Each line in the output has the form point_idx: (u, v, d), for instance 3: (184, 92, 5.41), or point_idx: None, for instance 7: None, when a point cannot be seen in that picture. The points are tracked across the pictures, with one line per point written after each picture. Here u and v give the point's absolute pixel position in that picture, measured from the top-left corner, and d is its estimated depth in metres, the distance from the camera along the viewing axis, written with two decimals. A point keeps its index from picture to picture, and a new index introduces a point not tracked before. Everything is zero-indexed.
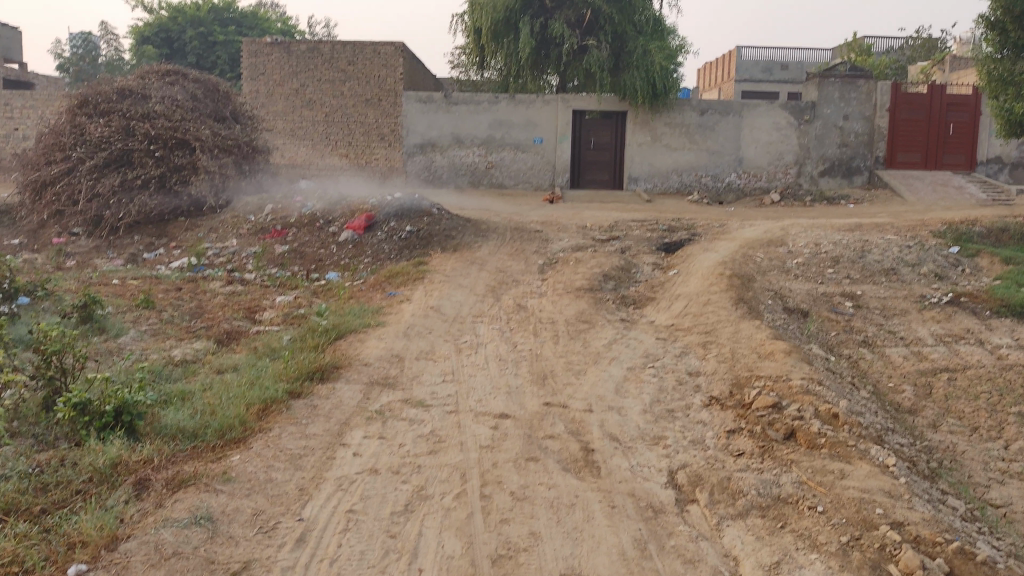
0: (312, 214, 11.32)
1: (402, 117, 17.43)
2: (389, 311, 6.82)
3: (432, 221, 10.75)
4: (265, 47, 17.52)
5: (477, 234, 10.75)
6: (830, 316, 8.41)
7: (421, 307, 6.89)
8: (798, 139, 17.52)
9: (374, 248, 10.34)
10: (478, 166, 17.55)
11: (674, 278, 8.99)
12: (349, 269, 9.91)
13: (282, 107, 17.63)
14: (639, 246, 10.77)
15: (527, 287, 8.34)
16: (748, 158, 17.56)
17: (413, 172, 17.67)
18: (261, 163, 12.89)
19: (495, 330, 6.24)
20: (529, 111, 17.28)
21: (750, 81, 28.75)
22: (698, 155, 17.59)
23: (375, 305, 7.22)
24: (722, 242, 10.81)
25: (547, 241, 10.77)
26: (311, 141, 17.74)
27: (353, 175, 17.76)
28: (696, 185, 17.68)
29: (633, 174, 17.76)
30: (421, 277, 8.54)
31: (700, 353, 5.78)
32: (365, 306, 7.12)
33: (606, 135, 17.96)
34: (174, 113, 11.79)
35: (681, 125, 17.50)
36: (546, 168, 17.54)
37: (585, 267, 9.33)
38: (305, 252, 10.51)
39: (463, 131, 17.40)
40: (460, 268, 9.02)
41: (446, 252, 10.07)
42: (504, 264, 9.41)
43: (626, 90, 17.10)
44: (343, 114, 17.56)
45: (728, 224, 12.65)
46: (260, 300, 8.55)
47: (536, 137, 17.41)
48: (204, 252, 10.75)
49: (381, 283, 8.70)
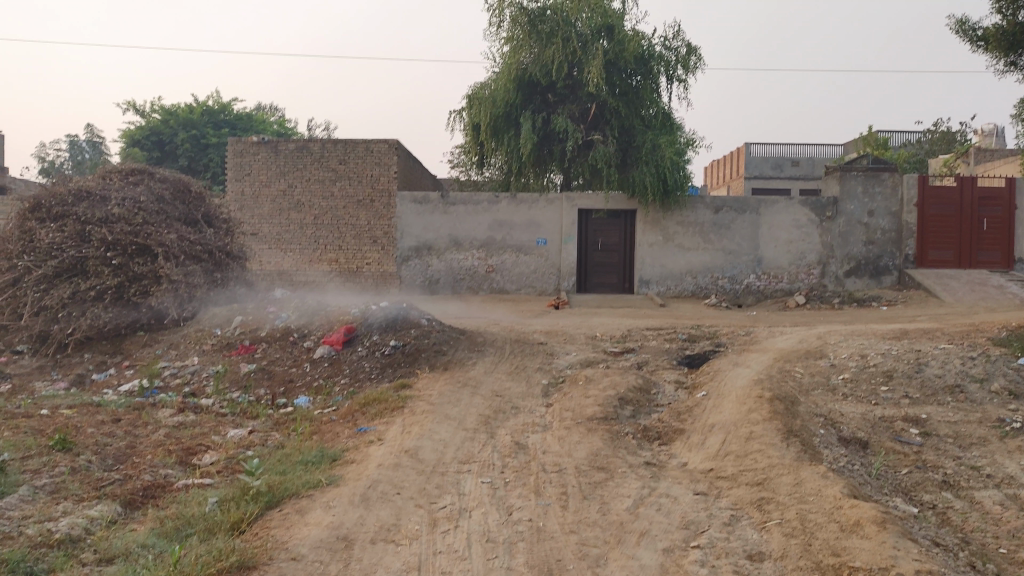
0: (286, 326, 10.05)
1: (396, 219, 16.32)
2: (354, 456, 5.42)
3: (421, 334, 9.44)
4: (252, 145, 16.51)
5: (472, 348, 9.41)
6: (895, 447, 6.98)
7: (394, 449, 5.50)
8: (820, 238, 16.38)
9: (354, 366, 9.03)
10: (477, 270, 16.34)
11: (701, 399, 7.60)
12: (322, 392, 8.57)
13: (268, 209, 16.54)
14: (657, 360, 9.41)
15: (530, 416, 6.96)
16: (767, 258, 16.39)
17: (408, 277, 16.44)
18: (235, 271, 11.67)
19: (485, 485, 4.83)
20: (532, 211, 16.20)
21: (760, 178, 27.94)
22: (714, 256, 16.38)
23: (338, 447, 5.83)
24: (753, 354, 9.46)
25: (552, 355, 9.45)
26: (298, 246, 16.55)
27: (343, 282, 16.50)
28: (713, 288, 16.40)
29: (644, 277, 16.51)
30: (402, 403, 7.18)
31: (756, 520, 4.36)
32: (324, 449, 5.73)
33: (614, 236, 16.83)
34: (136, 216, 10.67)
35: (694, 224, 16.36)
36: (551, 271, 16.33)
37: (597, 388, 7.97)
38: (274, 371, 9.19)
39: (462, 233, 16.28)
40: (451, 391, 7.66)
41: (436, 370, 8.73)
42: (503, 385, 8.05)
43: (636, 186, 16.06)
44: (333, 217, 16.46)
45: (755, 331, 11.31)
46: (210, 433, 7.18)
47: (540, 238, 16.27)
48: (158, 373, 9.43)
49: (355, 412, 7.33)
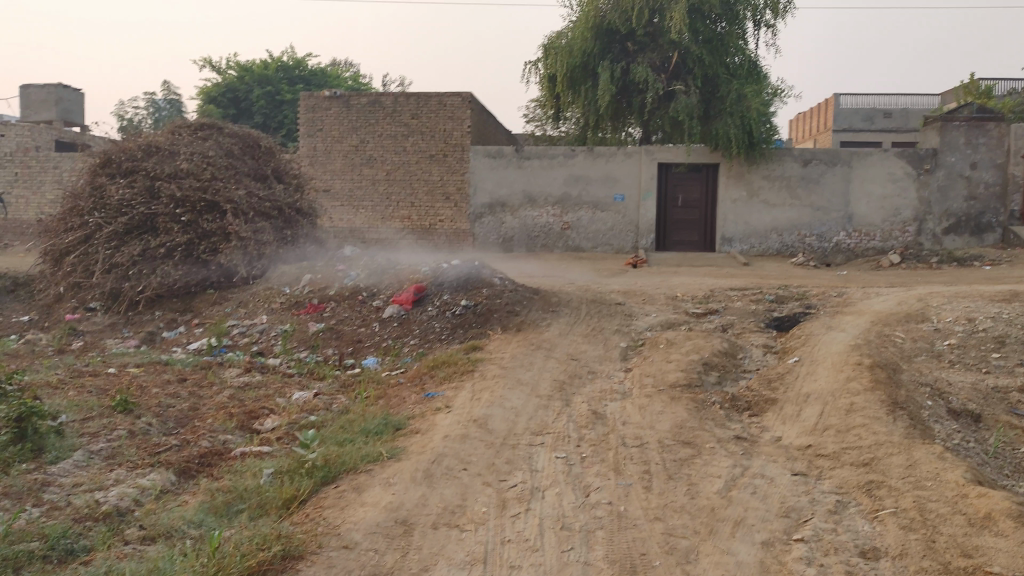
0: (355, 284, 9.77)
1: (469, 174, 15.93)
2: (420, 425, 5.07)
3: (493, 293, 9.04)
4: (324, 99, 16.23)
5: (546, 308, 8.98)
6: (1012, 421, 6.34)
7: (462, 418, 5.13)
8: (916, 192, 15.42)
9: (424, 327, 8.70)
10: (552, 227, 15.88)
11: (793, 365, 7.04)
12: (390, 354, 8.27)
13: (340, 166, 16.29)
14: (743, 322, 8.85)
15: (608, 382, 6.52)
16: (858, 214, 15.52)
17: (481, 234, 16.09)
18: (305, 228, 11.42)
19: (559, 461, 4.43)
20: (609, 166, 15.61)
21: (849, 131, 26.69)
22: (801, 212, 15.58)
23: (402, 414, 5.49)
24: (848, 317, 8.82)
25: (631, 317, 8.96)
26: (370, 203, 16.29)
27: (416, 239, 16.23)
28: (799, 246, 15.64)
29: (726, 235, 15.82)
30: (473, 366, 6.81)
31: (866, 508, 3.85)
32: (388, 417, 5.40)
33: (695, 191, 16.13)
34: (205, 171, 10.49)
35: (780, 178, 15.56)
36: (628, 228, 15.76)
37: (680, 353, 7.47)
38: (343, 330, 8.93)
39: (536, 189, 15.80)
40: (523, 354, 7.26)
41: (508, 331, 8.33)
42: (579, 348, 7.61)
43: (719, 139, 15.31)
44: (405, 172, 16.13)
45: (848, 292, 10.62)
46: (274, 395, 6.93)
47: (617, 194, 15.69)
48: (227, 332, 9.27)
49: (423, 375, 7.00)
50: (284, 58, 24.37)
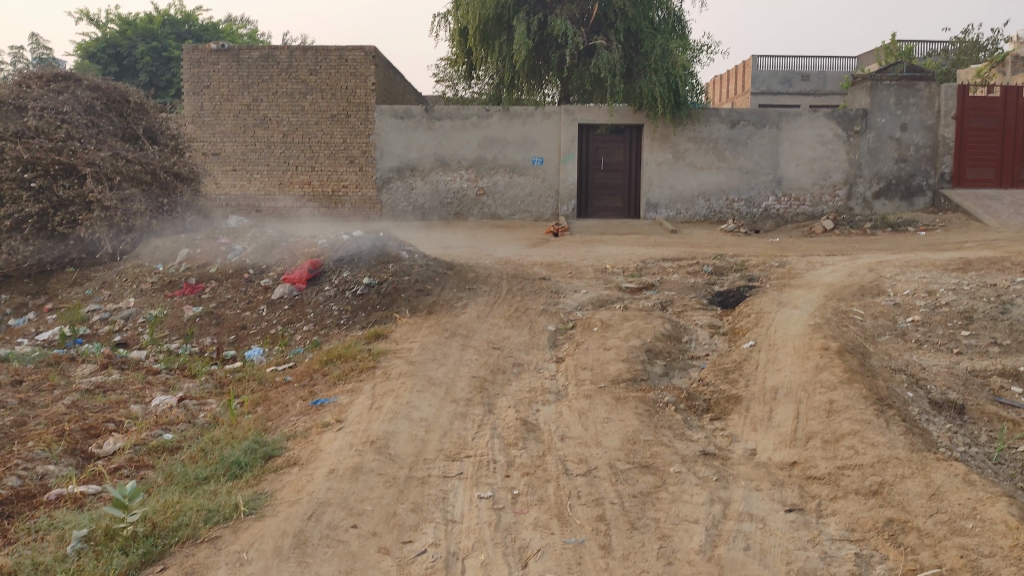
0: (240, 261, 8.43)
1: (375, 136, 14.60)
2: (301, 451, 3.88)
3: (400, 270, 7.84)
4: (210, 53, 14.57)
5: (462, 285, 7.82)
6: (1000, 413, 5.53)
7: (355, 440, 3.96)
8: (846, 154, 14.75)
9: (319, 311, 7.47)
10: (466, 193, 14.72)
11: (749, 351, 6.07)
12: (279, 344, 7.02)
13: (230, 126, 14.68)
14: (683, 299, 7.87)
15: (537, 378, 5.43)
16: (787, 178, 14.78)
17: (390, 201, 14.82)
18: (184, 195, 9.95)
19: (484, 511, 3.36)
20: (527, 126, 14.50)
21: (767, 93, 26.11)
22: (729, 175, 14.76)
23: (279, 433, 4.29)
24: (797, 291, 7.93)
25: (558, 295, 7.89)
26: (266, 167, 14.76)
27: (318, 208, 14.86)
28: (727, 211, 14.84)
29: (651, 200, 14.91)
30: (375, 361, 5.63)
31: (899, 568, 3.04)
32: (260, 437, 4.20)
33: (618, 154, 15.14)
34: (57, 129, 8.95)
35: (707, 140, 14.69)
36: (548, 193, 14.72)
37: (617, 338, 6.43)
38: (224, 316, 7.64)
39: (449, 152, 14.59)
40: (435, 342, 6.11)
41: (418, 314, 7.15)
42: (501, 334, 6.51)
43: (642, 97, 14.38)
44: (304, 134, 14.65)
45: (790, 262, 9.77)
46: (128, 401, 5.63)
47: (535, 156, 14.60)
48: (84, 319, 7.84)
49: (314, 372, 5.79)
50: (170, 10, 22.37)
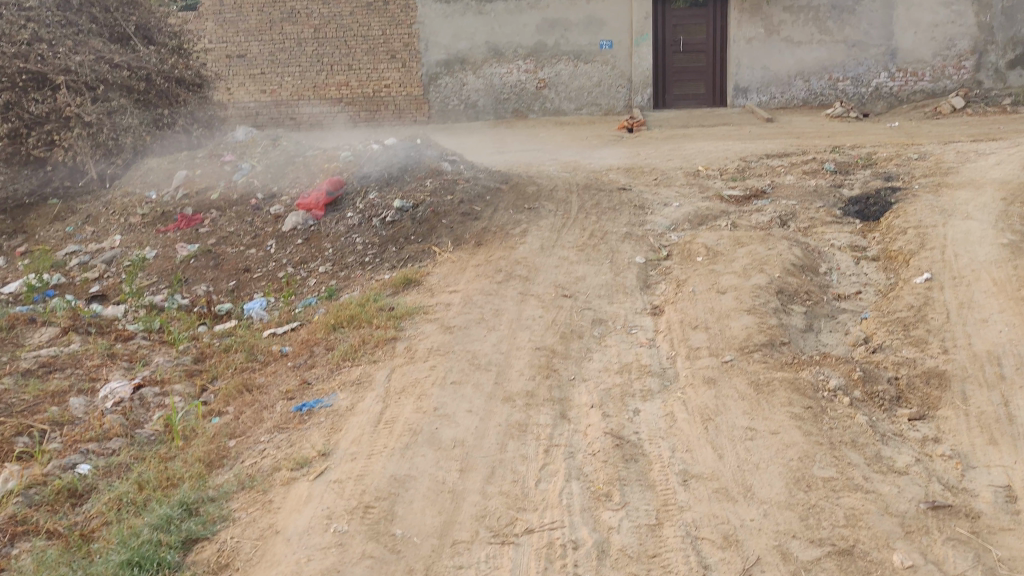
0: (247, 184, 6.86)
1: (418, 25, 12.74)
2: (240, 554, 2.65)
3: (441, 188, 6.17)
4: None
5: (520, 204, 6.10)
6: None
7: (338, 516, 2.74)
8: (975, 17, 12.39)
9: (341, 245, 5.88)
10: (525, 87, 12.86)
11: (925, 287, 4.30)
12: (281, 295, 5.43)
13: (254, 23, 12.91)
14: (806, 210, 6.04)
15: (628, 348, 3.80)
16: (902, 50, 12.55)
17: (438, 100, 13.03)
18: (187, 105, 8.33)
19: None
20: (592, 5, 12.49)
21: None
22: (832, 50, 12.60)
23: (227, 492, 2.93)
24: (961, 192, 6.04)
25: (643, 212, 6.13)
26: (298, 68, 13.00)
27: (357, 113, 13.10)
28: (830, 92, 12.71)
29: (740, 84, 12.79)
30: (403, 327, 3.97)
31: None
32: (188, 494, 2.90)
33: (699, 31, 13.00)
34: (21, 30, 7.33)
35: (807, 9, 12.47)
36: (619, 82, 12.74)
37: (733, 273, 4.69)
38: (224, 255, 6.13)
39: (502, 40, 12.72)
40: (486, 289, 4.48)
41: (464, 246, 5.49)
42: (573, 272, 4.84)
43: None
44: (338, 27, 12.81)
45: (933, 152, 7.79)
46: (70, 392, 4.14)
47: (603, 40, 12.60)
48: (59, 267, 6.39)
49: (315, 347, 4.12)
50: None
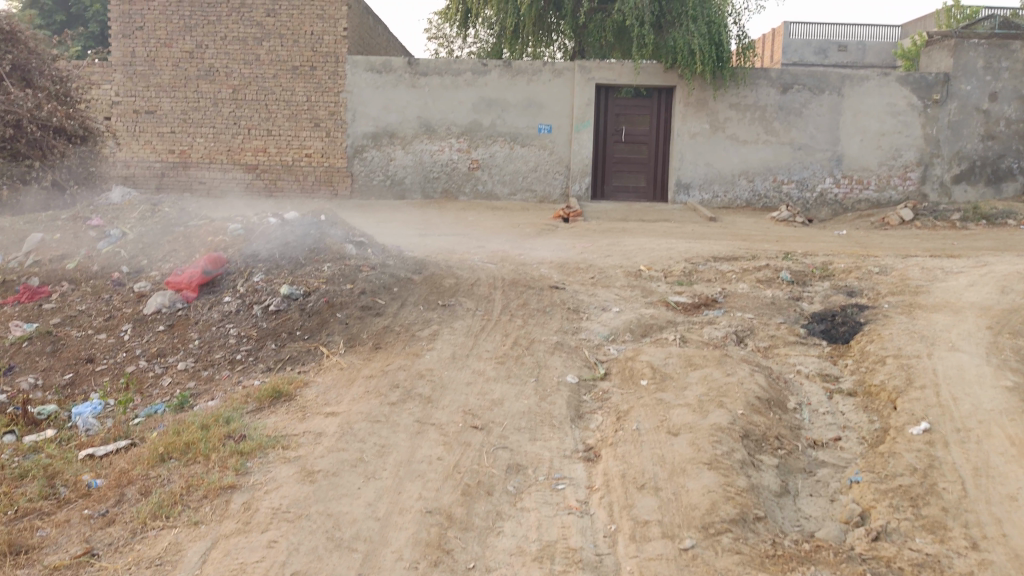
0: (111, 253, 5.77)
1: (346, 94, 11.91)
2: None
3: (340, 273, 5.20)
4: None
5: (434, 299, 5.15)
6: None
7: None
8: (922, 128, 12.08)
9: (211, 335, 4.81)
10: (457, 166, 12.07)
11: (923, 442, 3.46)
12: (120, 399, 4.30)
13: (168, 78, 11.93)
14: (765, 326, 5.22)
15: (551, 517, 2.96)
16: (848, 157, 12.15)
17: (362, 174, 12.12)
18: (63, 157, 7.43)
19: None
20: (531, 87, 11.86)
21: (799, 64, 23.59)
22: (778, 152, 12.12)
23: None
24: (938, 314, 5.29)
25: (578, 317, 5.23)
26: (212, 129, 12.00)
27: (273, 182, 12.10)
28: (775, 195, 12.20)
29: (682, 180, 12.21)
30: (256, 476, 3.00)
31: None
32: None
33: (642, 122, 12.43)
34: None
35: (753, 108, 12.01)
36: (556, 169, 12.06)
37: (685, 407, 3.80)
38: (67, 338, 5.00)
39: (435, 116, 11.95)
40: (374, 414, 3.49)
41: (358, 349, 4.50)
42: (488, 392, 3.89)
43: (676, 52, 11.65)
44: (259, 90, 11.90)
45: (894, 265, 7.12)
46: None
47: (541, 123, 11.95)
48: None
49: (125, 489, 3.03)
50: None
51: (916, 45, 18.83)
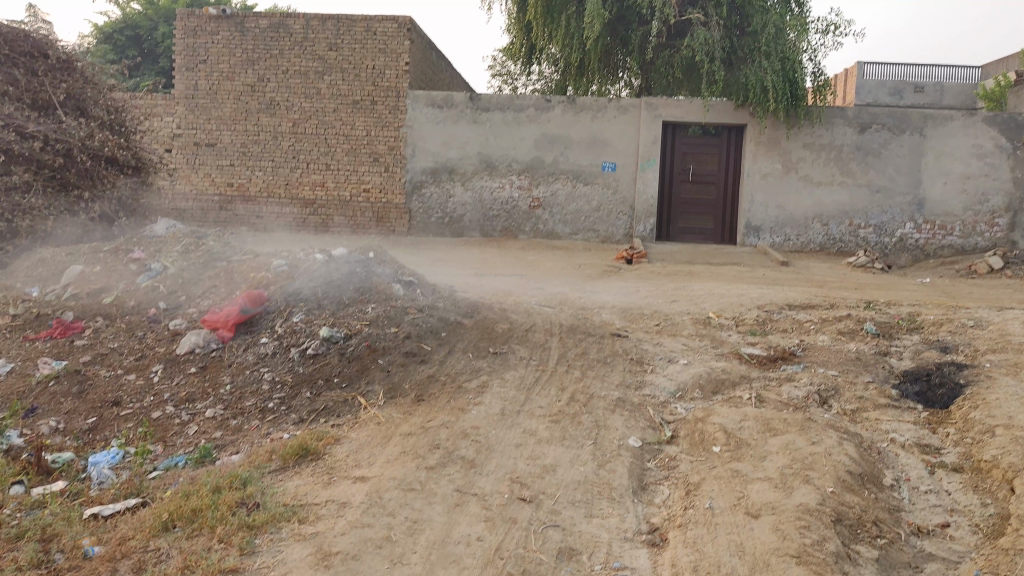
0: (149, 289, 5.49)
1: (406, 129, 11.69)
2: None
3: (385, 316, 4.83)
4: (209, 19, 11.77)
5: (484, 346, 4.74)
6: None
7: None
8: (1010, 172, 11.37)
9: (244, 380, 4.46)
10: (517, 204, 11.72)
11: None
12: (140, 449, 3.95)
13: (229, 111, 11.84)
14: (851, 385, 4.68)
15: None
16: (930, 201, 11.49)
17: (420, 211, 11.86)
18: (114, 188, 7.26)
19: None
20: (596, 123, 11.49)
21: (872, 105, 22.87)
22: (854, 194, 11.52)
23: None
24: None
25: (642, 370, 4.77)
26: (271, 162, 11.86)
27: (330, 217, 11.89)
28: (850, 239, 11.58)
29: (752, 222, 11.67)
30: (265, 564, 2.61)
31: None
32: None
33: (710, 161, 11.95)
34: None
35: (829, 148, 11.44)
36: (620, 208, 11.63)
37: (765, 482, 3.31)
38: (94, 378, 4.70)
39: (496, 152, 11.65)
40: (409, 483, 3.07)
41: (399, 400, 4.10)
42: (539, 456, 3.45)
43: (748, 90, 11.18)
44: (319, 124, 11.74)
45: (990, 318, 6.50)
46: None
47: (605, 161, 11.55)
48: None
49: (119, 566, 2.66)
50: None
51: (1000, 85, 18.11)
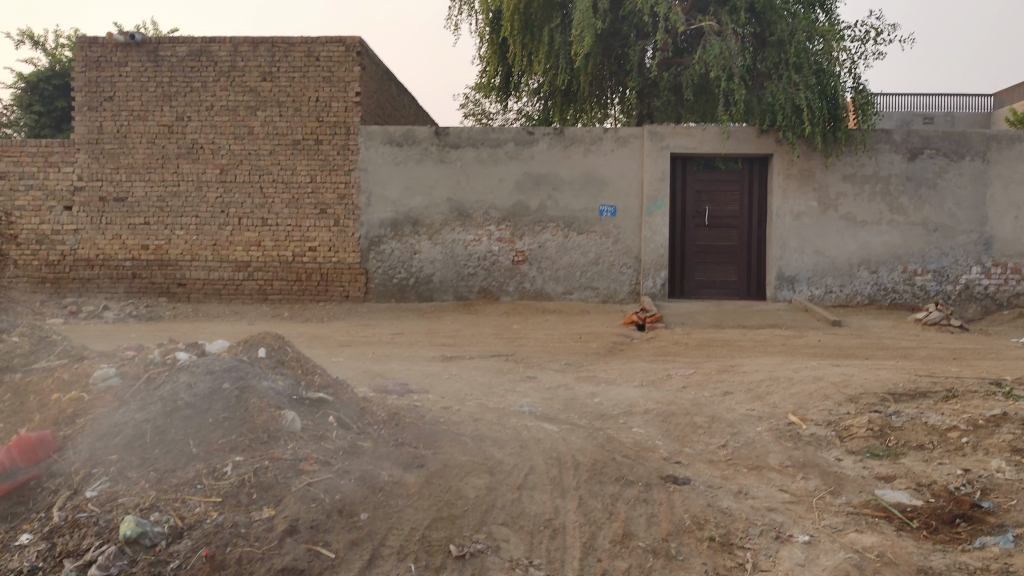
0: None
1: (359, 172, 9.54)
2: None
3: (252, 482, 2.59)
4: (115, 47, 9.63)
5: (439, 538, 2.60)
6: None
7: None
8: None
9: None
10: (497, 260, 9.55)
11: None
12: None
13: (142, 158, 9.65)
14: None
15: None
16: (1000, 240, 9.42)
17: (379, 272, 9.65)
18: None
19: None
20: (590, 158, 9.41)
21: None
22: (907, 234, 9.42)
23: None
24: None
25: (736, 568, 2.61)
26: (194, 217, 9.64)
27: (268, 283, 9.64)
28: (905, 289, 9.47)
29: (786, 272, 9.52)
30: None
31: None
32: None
33: (729, 200, 9.84)
34: None
35: (874, 179, 9.38)
36: (623, 259, 9.48)
37: None
38: None
39: (470, 197, 9.51)
40: None
41: None
42: None
43: (775, 110, 9.16)
44: (252, 169, 9.57)
45: None
46: None
47: (603, 205, 9.44)
48: None
49: None
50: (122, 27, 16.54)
51: None
